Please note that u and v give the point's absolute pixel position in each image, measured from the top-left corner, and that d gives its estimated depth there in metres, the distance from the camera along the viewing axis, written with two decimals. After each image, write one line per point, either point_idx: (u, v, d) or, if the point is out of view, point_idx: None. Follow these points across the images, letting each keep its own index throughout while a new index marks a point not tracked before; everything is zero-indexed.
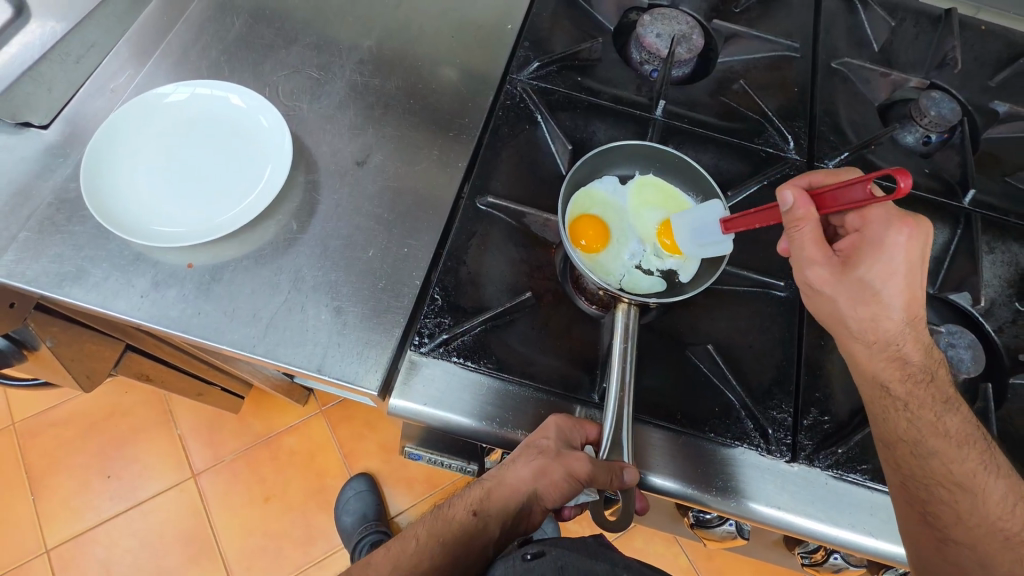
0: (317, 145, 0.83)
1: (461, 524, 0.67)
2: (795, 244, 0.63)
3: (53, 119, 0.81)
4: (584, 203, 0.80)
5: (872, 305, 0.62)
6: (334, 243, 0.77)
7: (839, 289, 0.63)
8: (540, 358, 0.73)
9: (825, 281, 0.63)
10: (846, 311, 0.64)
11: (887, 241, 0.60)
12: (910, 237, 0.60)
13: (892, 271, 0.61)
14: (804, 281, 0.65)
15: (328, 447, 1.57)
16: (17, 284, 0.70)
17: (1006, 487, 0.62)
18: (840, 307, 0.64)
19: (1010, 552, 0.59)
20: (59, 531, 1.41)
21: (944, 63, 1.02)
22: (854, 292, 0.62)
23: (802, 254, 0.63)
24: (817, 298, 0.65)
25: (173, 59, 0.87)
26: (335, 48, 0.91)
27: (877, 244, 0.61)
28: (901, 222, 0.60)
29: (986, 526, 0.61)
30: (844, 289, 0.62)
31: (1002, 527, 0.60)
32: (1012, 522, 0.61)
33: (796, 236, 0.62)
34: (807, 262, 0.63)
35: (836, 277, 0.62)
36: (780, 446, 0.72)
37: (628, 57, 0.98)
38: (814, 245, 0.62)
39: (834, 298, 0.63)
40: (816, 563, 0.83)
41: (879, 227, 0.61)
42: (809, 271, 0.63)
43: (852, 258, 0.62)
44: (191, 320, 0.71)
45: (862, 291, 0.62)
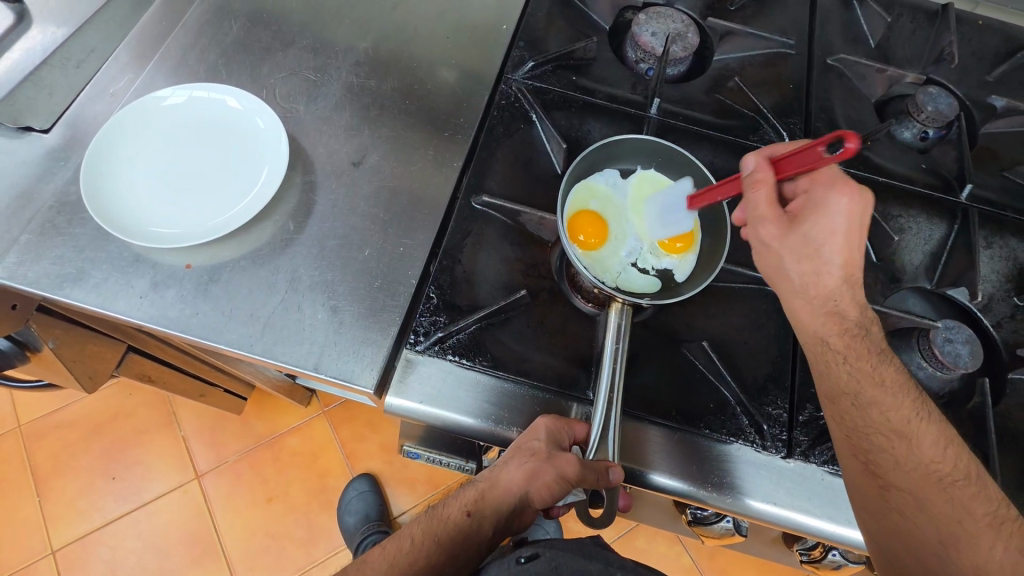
0: (314, 146, 0.84)
1: (453, 525, 0.67)
2: (749, 204, 0.63)
3: (54, 123, 0.82)
4: (584, 196, 0.79)
5: (813, 261, 0.61)
6: (330, 243, 0.78)
7: (786, 246, 0.62)
8: (535, 356, 0.73)
9: (772, 239, 0.62)
10: (789, 267, 0.63)
11: (831, 200, 0.60)
12: (854, 199, 0.59)
13: (834, 231, 0.60)
14: (755, 239, 0.64)
15: (331, 448, 1.58)
16: (18, 286, 0.71)
17: (939, 431, 0.62)
18: (784, 263, 0.63)
19: (950, 494, 0.59)
20: (65, 532, 1.42)
21: (941, 58, 1.01)
22: (798, 250, 0.61)
23: (753, 213, 0.63)
24: (766, 256, 0.65)
25: (172, 62, 0.88)
26: (332, 50, 0.92)
27: (822, 205, 0.60)
28: (846, 185, 0.60)
29: (931, 474, 0.60)
30: (789, 246, 0.62)
31: (937, 470, 0.60)
32: (944, 463, 0.60)
33: (749, 198, 0.62)
34: (758, 221, 0.62)
35: (783, 234, 0.62)
36: (775, 442, 0.72)
37: (624, 56, 0.98)
38: (766, 205, 0.61)
39: (778, 256, 0.63)
40: (815, 560, 0.83)
41: (825, 189, 0.61)
42: (759, 229, 0.63)
43: (799, 218, 0.62)
44: (189, 320, 0.71)
45: (804, 248, 0.61)
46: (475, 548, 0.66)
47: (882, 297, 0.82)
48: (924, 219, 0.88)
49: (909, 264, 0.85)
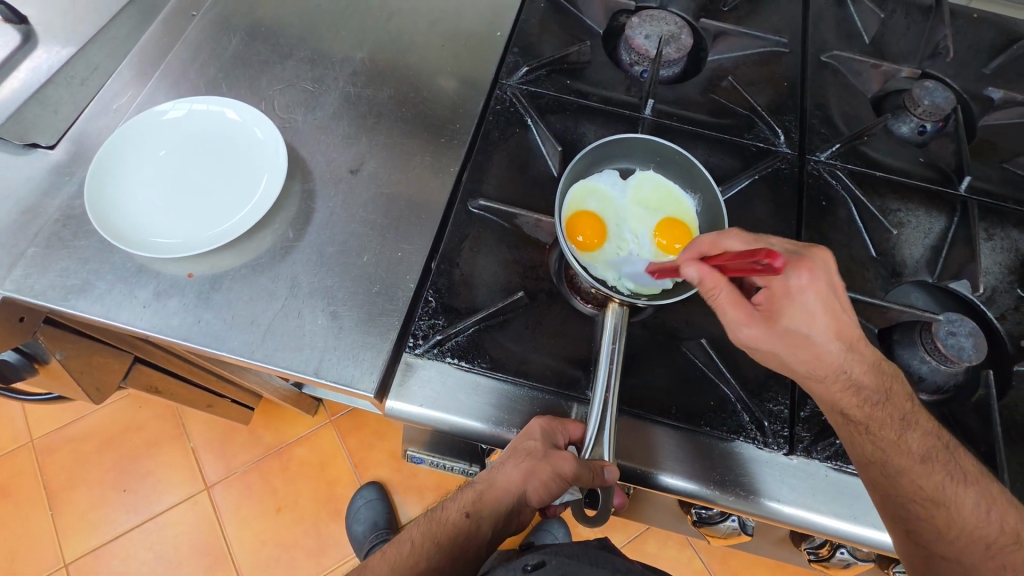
0: (313, 155, 0.85)
1: (454, 526, 0.67)
2: (716, 309, 0.62)
3: (59, 139, 0.84)
4: (583, 196, 0.80)
5: (809, 348, 0.61)
6: (330, 250, 0.79)
7: (773, 341, 0.61)
8: (535, 357, 0.73)
9: (758, 338, 0.61)
10: (789, 358, 0.62)
11: (792, 285, 0.59)
12: (811, 277, 0.59)
13: (811, 311, 0.59)
14: (741, 340, 0.63)
15: (338, 456, 1.58)
16: (25, 298, 0.72)
17: None
18: (784, 357, 0.62)
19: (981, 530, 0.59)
20: (77, 545, 1.43)
21: (937, 52, 1.01)
22: (787, 339, 0.60)
23: (727, 318, 0.62)
24: (760, 353, 0.64)
25: (172, 76, 0.89)
26: (329, 61, 0.93)
27: (786, 292, 0.59)
28: (798, 264, 0.59)
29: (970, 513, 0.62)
30: (778, 341, 0.61)
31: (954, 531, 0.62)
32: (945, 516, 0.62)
33: (716, 304, 0.61)
34: (734, 324, 0.61)
35: (767, 332, 0.61)
36: (777, 439, 0.71)
37: (618, 60, 0.99)
38: (733, 308, 0.61)
39: (773, 352, 0.62)
40: (823, 559, 0.82)
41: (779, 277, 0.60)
42: (741, 332, 0.62)
43: (772, 311, 0.61)
44: (192, 328, 0.72)
45: (793, 339, 0.60)
46: (477, 549, 0.67)
47: (884, 290, 0.82)
48: (923, 212, 0.88)
49: (909, 258, 0.84)
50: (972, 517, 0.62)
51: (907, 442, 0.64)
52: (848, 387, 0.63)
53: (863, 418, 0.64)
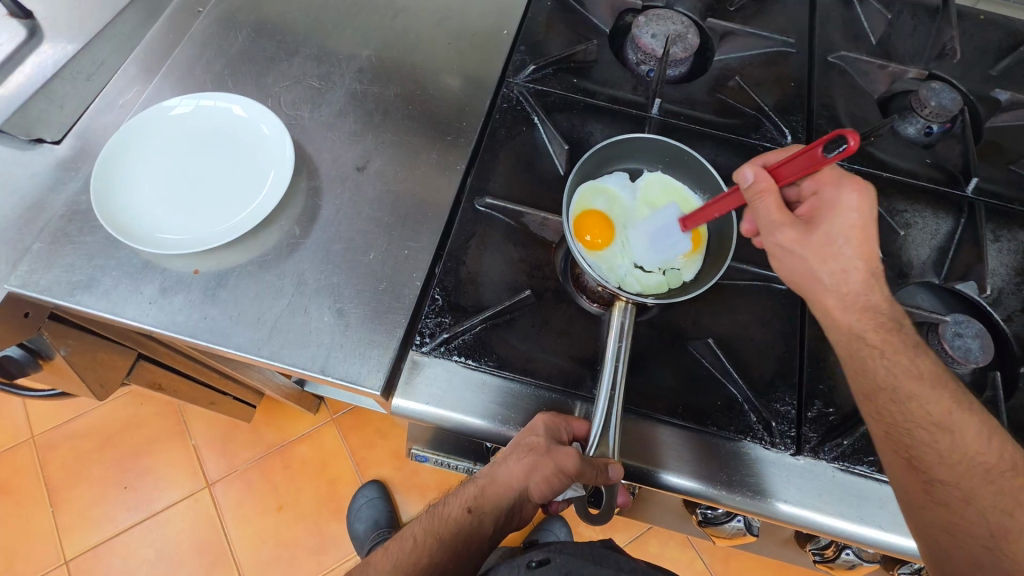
0: (319, 152, 0.85)
1: (456, 522, 0.67)
2: (757, 213, 0.63)
3: (65, 135, 0.83)
4: (592, 196, 0.79)
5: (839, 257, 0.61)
6: (336, 247, 0.79)
7: (807, 245, 0.62)
8: (542, 356, 0.73)
9: (794, 242, 0.62)
10: (817, 267, 0.62)
11: (841, 198, 0.62)
12: (862, 196, 0.61)
13: (852, 227, 0.61)
14: (775, 244, 0.64)
15: (339, 455, 1.58)
16: (30, 294, 0.72)
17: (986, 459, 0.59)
18: (811, 264, 0.62)
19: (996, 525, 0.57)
20: (78, 542, 1.43)
21: (944, 53, 1.01)
22: (820, 247, 0.61)
23: (768, 221, 0.63)
24: (786, 259, 0.64)
25: (179, 72, 0.89)
26: (335, 59, 0.93)
27: (833, 203, 0.62)
28: (850, 181, 0.62)
29: (966, 465, 0.59)
30: (813, 247, 0.61)
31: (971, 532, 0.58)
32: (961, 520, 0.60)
33: (758, 210, 0.63)
34: (773, 226, 0.62)
35: (804, 236, 0.62)
36: (785, 439, 0.71)
37: (624, 59, 0.99)
38: (776, 211, 0.62)
39: (803, 258, 0.62)
40: (828, 560, 0.81)
41: (832, 189, 0.63)
42: (778, 235, 0.62)
43: (814, 219, 0.63)
44: (197, 325, 0.72)
45: (828, 247, 0.61)
46: (479, 544, 0.66)
47: (890, 291, 0.82)
48: (929, 213, 0.87)
49: (915, 259, 0.84)
50: (987, 468, 0.59)
51: (914, 379, 0.61)
52: (865, 309, 0.62)
53: (879, 343, 0.62)
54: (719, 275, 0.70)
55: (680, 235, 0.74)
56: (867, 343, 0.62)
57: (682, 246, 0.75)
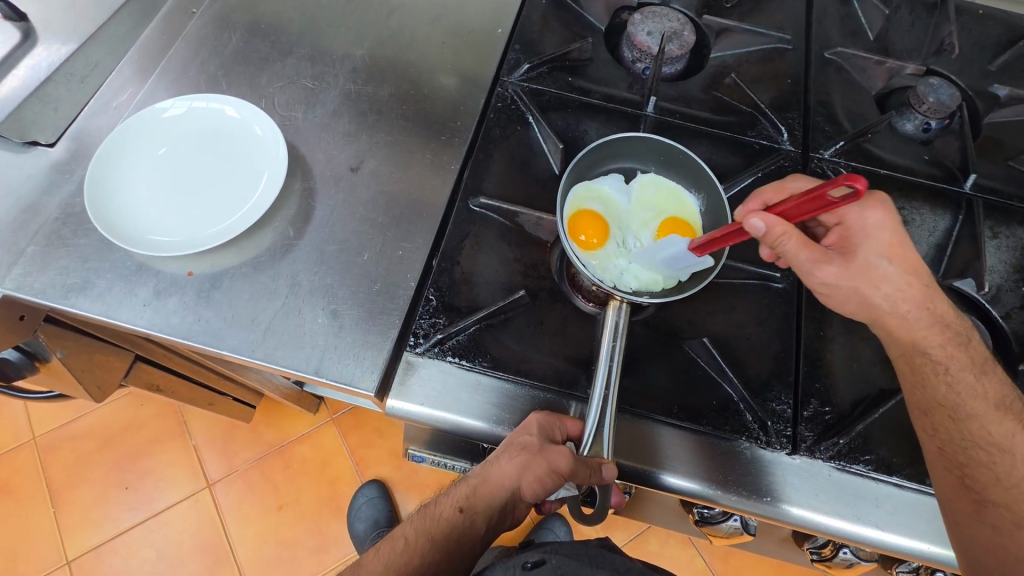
0: (313, 153, 0.85)
1: (448, 522, 0.66)
2: (785, 254, 0.63)
3: (59, 137, 0.83)
4: (587, 196, 0.79)
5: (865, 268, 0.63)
6: (330, 248, 0.78)
7: (851, 276, 0.63)
8: (536, 356, 0.73)
9: (838, 276, 0.63)
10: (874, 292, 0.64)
11: (870, 219, 0.65)
12: (883, 215, 0.65)
13: (888, 242, 0.64)
14: (819, 282, 0.65)
15: (339, 455, 1.58)
16: (24, 297, 0.72)
17: None
18: (864, 292, 0.64)
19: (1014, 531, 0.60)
20: (80, 543, 1.44)
21: (942, 49, 1.01)
22: (865, 274, 0.63)
23: (801, 261, 0.63)
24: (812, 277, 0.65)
25: (173, 74, 0.89)
26: (329, 59, 0.93)
27: (863, 227, 0.65)
28: (870, 203, 0.65)
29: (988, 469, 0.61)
30: (858, 274, 0.63)
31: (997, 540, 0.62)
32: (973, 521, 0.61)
33: (783, 249, 0.63)
34: (813, 264, 0.63)
35: (845, 267, 0.63)
36: (780, 438, 0.71)
37: (619, 57, 0.98)
38: (802, 249, 0.62)
39: (853, 287, 0.64)
40: (826, 559, 0.81)
41: (856, 212, 0.65)
42: (819, 274, 0.63)
43: (847, 249, 0.65)
44: (191, 327, 0.72)
45: (870, 272, 0.63)
46: (471, 543, 0.66)
47: None
48: (928, 210, 0.87)
49: None
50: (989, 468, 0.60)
51: (975, 398, 0.64)
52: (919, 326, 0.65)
53: (945, 359, 0.65)
54: (716, 274, 0.69)
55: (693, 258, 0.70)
56: (932, 360, 0.65)
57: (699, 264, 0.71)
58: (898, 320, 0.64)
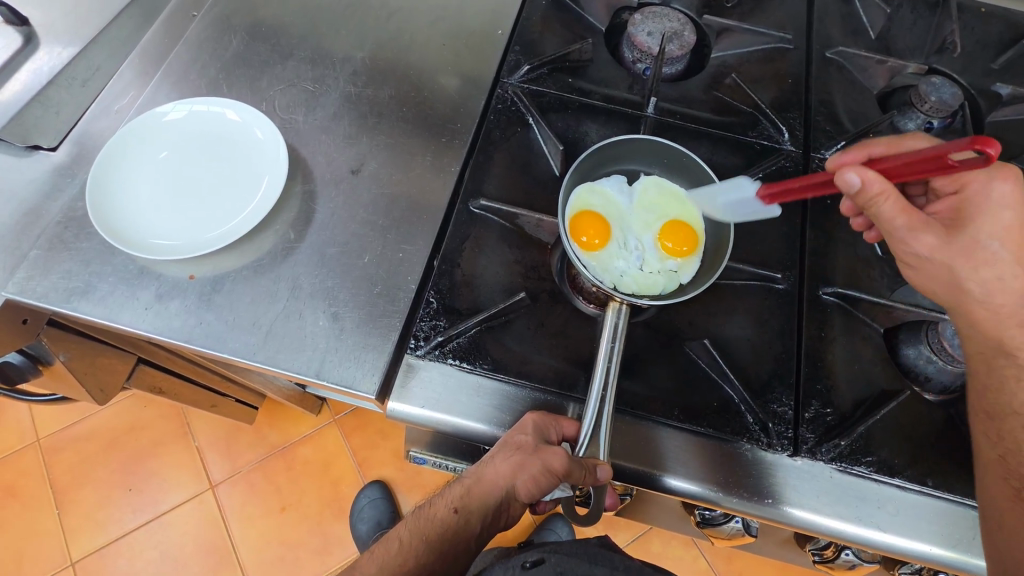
0: (313, 155, 0.85)
1: (443, 521, 0.67)
2: (876, 217, 0.62)
3: (61, 141, 0.84)
4: (588, 198, 0.79)
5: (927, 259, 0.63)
6: (331, 251, 0.79)
7: (951, 252, 0.62)
8: (537, 358, 0.73)
9: (934, 249, 0.62)
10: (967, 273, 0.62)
11: (990, 194, 0.63)
12: (1014, 191, 0.62)
13: (1007, 225, 0.62)
14: (912, 254, 0.64)
15: (342, 456, 1.58)
16: (27, 301, 0.72)
17: None
18: (958, 270, 0.62)
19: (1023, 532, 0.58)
20: (85, 544, 1.44)
21: (944, 47, 1.00)
22: (967, 252, 0.61)
23: (894, 226, 0.62)
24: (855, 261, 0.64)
25: (174, 77, 0.89)
26: (330, 61, 0.93)
27: (985, 200, 0.63)
28: (1000, 176, 0.63)
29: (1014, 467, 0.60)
30: (962, 250, 0.61)
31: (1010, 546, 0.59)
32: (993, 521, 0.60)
33: (879, 212, 0.61)
34: (917, 233, 0.62)
35: (947, 241, 0.62)
36: (781, 440, 0.71)
37: (620, 57, 0.98)
38: (900, 214, 0.61)
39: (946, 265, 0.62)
40: (828, 560, 0.80)
41: (980, 185, 0.63)
42: (915, 244, 0.62)
43: (954, 226, 0.63)
44: (193, 331, 0.72)
45: (976, 249, 0.61)
46: (465, 543, 0.66)
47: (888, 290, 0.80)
48: None
49: None
50: None
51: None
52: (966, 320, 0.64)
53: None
54: (716, 275, 0.70)
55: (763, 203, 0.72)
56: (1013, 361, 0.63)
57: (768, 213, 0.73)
58: (988, 312, 0.63)
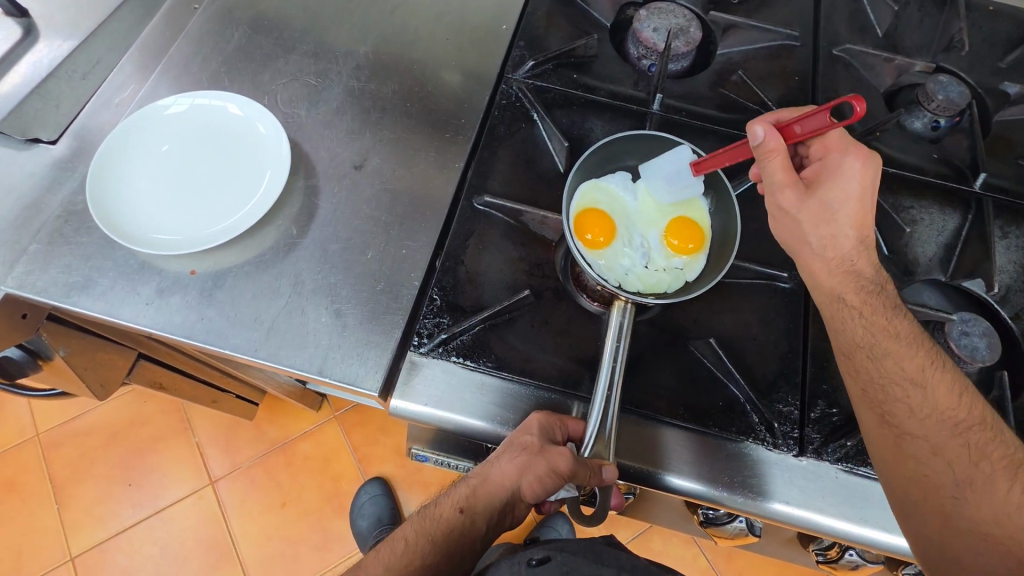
0: (316, 150, 0.84)
1: (449, 521, 0.66)
2: (763, 172, 0.66)
3: (61, 135, 0.83)
4: (593, 196, 0.78)
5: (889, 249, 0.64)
6: (333, 247, 0.78)
7: (806, 210, 0.65)
8: (542, 356, 0.72)
9: (796, 204, 0.65)
10: (809, 230, 0.65)
11: (844, 164, 0.64)
12: (863, 165, 0.64)
13: (847, 195, 0.64)
14: (775, 205, 0.67)
15: (342, 452, 1.58)
16: (27, 295, 0.72)
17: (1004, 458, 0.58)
18: (803, 229, 0.66)
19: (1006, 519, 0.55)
20: (85, 539, 1.44)
21: (951, 46, 0.99)
22: (816, 212, 0.65)
23: (772, 182, 0.65)
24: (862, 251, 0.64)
25: (176, 70, 0.88)
26: (333, 55, 0.92)
27: (835, 169, 0.65)
28: (854, 151, 0.64)
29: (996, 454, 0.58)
30: (808, 210, 0.65)
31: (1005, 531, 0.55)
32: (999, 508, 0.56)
33: (766, 167, 0.65)
34: (777, 187, 0.65)
35: (805, 197, 0.65)
36: (787, 440, 0.70)
37: (625, 53, 0.97)
38: (783, 173, 0.64)
39: (800, 220, 0.66)
40: (832, 561, 0.80)
41: (836, 154, 0.65)
42: (779, 196, 0.65)
43: (814, 183, 0.66)
44: (194, 327, 0.72)
45: (821, 212, 0.64)
46: (471, 543, 0.66)
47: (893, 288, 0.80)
48: (937, 209, 0.86)
49: (922, 256, 0.83)
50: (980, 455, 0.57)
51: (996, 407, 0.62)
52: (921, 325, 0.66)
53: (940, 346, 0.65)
54: (724, 273, 0.69)
55: (692, 176, 0.75)
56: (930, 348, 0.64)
57: (693, 189, 0.77)
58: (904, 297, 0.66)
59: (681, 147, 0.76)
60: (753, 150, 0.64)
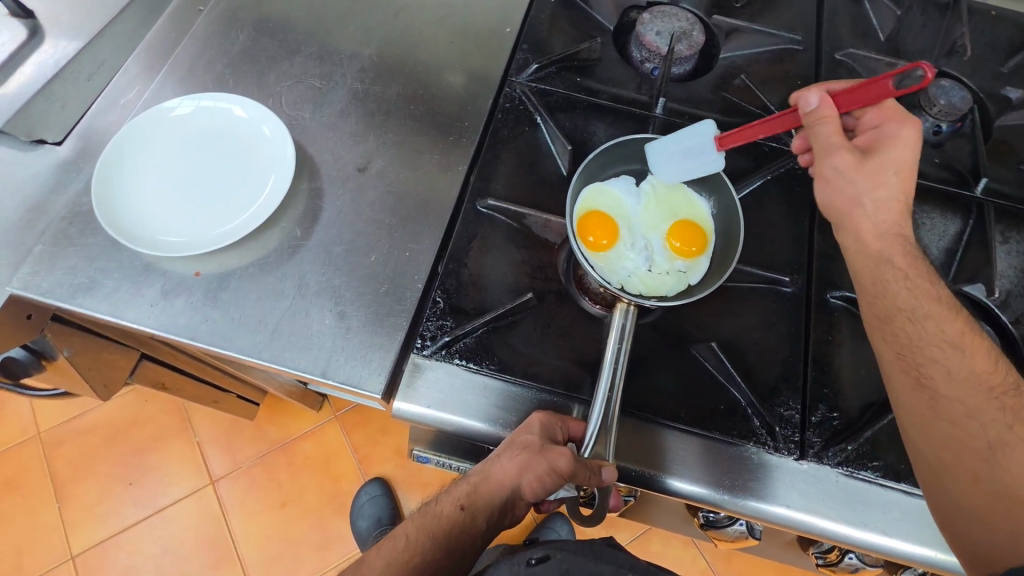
0: (320, 152, 0.85)
1: (450, 518, 0.66)
2: (817, 139, 0.66)
3: (66, 136, 0.83)
4: (595, 200, 0.79)
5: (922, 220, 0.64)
6: (337, 249, 0.78)
7: (863, 172, 0.64)
8: (544, 359, 0.73)
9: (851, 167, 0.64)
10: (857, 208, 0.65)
11: (898, 131, 0.65)
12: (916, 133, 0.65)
13: (901, 161, 0.64)
14: (830, 169, 0.66)
15: (342, 452, 1.58)
16: (32, 296, 0.72)
17: None
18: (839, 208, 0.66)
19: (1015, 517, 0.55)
20: (85, 538, 1.44)
21: (953, 51, 0.99)
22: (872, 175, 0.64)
23: (827, 144, 0.65)
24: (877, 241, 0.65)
25: (180, 72, 0.89)
26: (337, 57, 0.92)
27: (892, 135, 0.65)
28: (907, 119, 0.65)
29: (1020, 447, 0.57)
30: (866, 173, 0.64)
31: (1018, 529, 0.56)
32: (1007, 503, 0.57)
33: (818, 134, 0.66)
34: (833, 149, 0.65)
35: (860, 161, 0.64)
36: (788, 444, 0.71)
37: (628, 56, 0.97)
38: (838, 136, 0.65)
39: (855, 184, 0.65)
40: (831, 564, 0.80)
41: (891, 123, 0.66)
42: (833, 158, 0.65)
43: (869, 149, 0.66)
44: (198, 328, 0.72)
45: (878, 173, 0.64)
46: (472, 540, 0.66)
47: None
48: (938, 214, 0.87)
49: None
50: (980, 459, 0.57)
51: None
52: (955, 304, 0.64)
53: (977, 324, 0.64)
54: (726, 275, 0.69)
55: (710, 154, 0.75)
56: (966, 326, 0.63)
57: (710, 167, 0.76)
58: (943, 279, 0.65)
59: (705, 121, 0.75)
60: (806, 116, 0.66)
